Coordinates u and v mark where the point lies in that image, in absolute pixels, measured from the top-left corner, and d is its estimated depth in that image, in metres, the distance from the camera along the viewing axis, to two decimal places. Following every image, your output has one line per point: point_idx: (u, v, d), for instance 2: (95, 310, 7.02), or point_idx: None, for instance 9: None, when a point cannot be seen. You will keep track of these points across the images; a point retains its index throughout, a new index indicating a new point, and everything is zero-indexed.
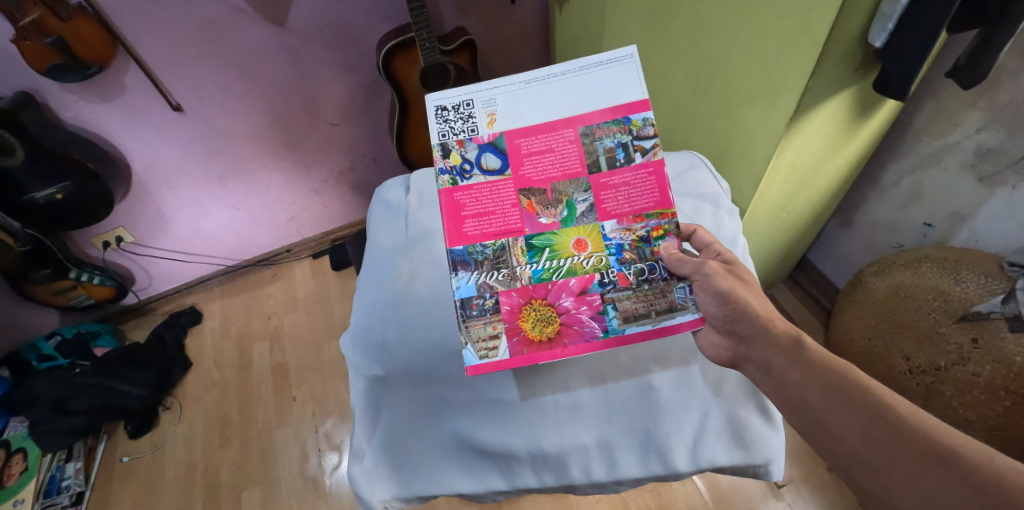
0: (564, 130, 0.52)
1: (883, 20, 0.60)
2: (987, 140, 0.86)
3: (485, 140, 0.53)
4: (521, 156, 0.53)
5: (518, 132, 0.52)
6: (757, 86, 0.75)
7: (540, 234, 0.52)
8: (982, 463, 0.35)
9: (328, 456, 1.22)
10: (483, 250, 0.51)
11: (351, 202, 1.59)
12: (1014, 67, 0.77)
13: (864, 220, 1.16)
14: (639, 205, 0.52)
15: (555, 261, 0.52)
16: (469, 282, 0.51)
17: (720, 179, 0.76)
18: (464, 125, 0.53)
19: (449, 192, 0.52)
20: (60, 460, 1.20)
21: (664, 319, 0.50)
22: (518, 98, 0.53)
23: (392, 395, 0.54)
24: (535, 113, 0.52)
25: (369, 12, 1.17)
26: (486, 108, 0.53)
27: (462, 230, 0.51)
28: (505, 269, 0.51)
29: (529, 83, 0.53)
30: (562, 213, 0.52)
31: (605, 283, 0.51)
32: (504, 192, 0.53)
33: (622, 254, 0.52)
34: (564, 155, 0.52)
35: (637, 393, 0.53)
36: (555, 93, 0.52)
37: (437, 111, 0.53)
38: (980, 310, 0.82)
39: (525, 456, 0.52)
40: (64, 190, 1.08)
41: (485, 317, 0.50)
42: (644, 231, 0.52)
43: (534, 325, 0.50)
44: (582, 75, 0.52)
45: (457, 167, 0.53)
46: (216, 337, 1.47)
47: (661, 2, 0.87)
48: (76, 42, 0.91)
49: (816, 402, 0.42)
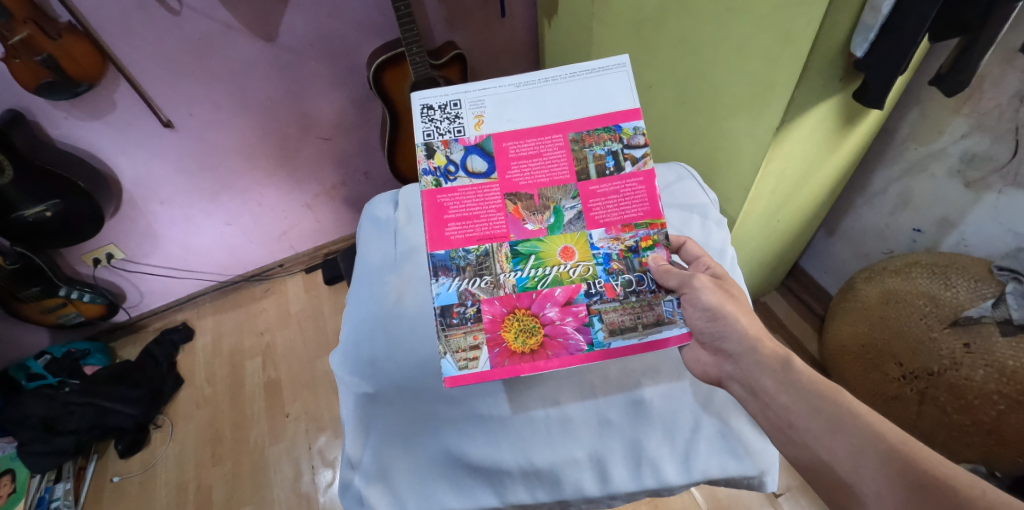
0: (553, 136, 0.53)
1: (865, 30, 0.62)
2: (972, 146, 0.87)
3: (471, 141, 0.53)
4: (508, 159, 0.53)
5: (506, 135, 0.53)
6: (743, 97, 0.76)
7: (526, 241, 0.52)
8: (974, 497, 0.34)
9: (323, 473, 1.21)
10: (465, 255, 0.51)
11: (343, 216, 1.59)
12: (996, 73, 0.79)
13: (853, 226, 1.17)
14: (628, 214, 0.52)
15: (541, 269, 0.51)
16: (450, 288, 0.50)
17: (708, 189, 0.77)
18: (450, 125, 0.53)
19: (431, 193, 0.52)
20: (48, 481, 1.14)
21: (651, 333, 0.50)
22: (507, 101, 0.53)
23: (381, 413, 0.53)
24: (524, 116, 0.53)
25: (361, 27, 1.18)
26: (474, 109, 0.53)
27: (444, 234, 0.51)
28: (488, 277, 0.51)
29: (519, 86, 0.53)
30: (549, 220, 0.52)
31: (592, 294, 0.51)
32: (490, 197, 0.52)
33: (610, 263, 0.52)
34: (552, 161, 0.53)
35: (627, 407, 0.53)
36: (544, 98, 0.53)
37: (422, 110, 0.53)
38: (970, 315, 0.83)
39: (517, 472, 0.51)
40: (52, 207, 1.08)
41: (466, 326, 0.50)
42: (632, 240, 0.52)
43: (518, 337, 0.49)
44: (573, 82, 0.53)
45: (441, 168, 0.53)
46: (208, 354, 1.46)
47: (646, 15, 0.89)
48: (66, 61, 0.91)
49: (802, 425, 0.43)
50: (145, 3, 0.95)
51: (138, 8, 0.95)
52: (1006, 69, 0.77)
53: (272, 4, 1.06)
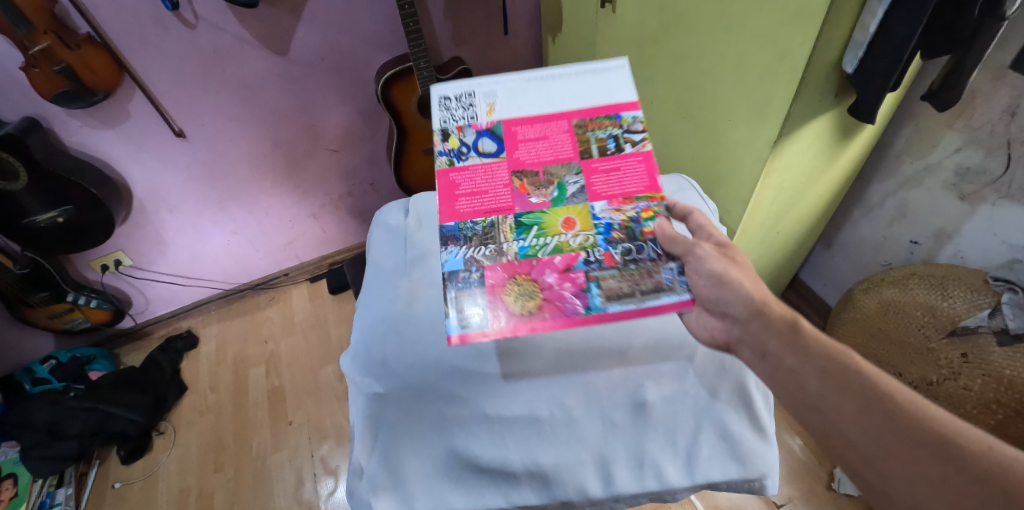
0: (559, 121, 0.56)
1: (855, 48, 0.64)
2: (966, 159, 0.89)
3: (483, 126, 0.55)
4: (517, 141, 0.55)
5: (516, 121, 0.56)
6: (742, 111, 0.79)
7: (529, 212, 0.52)
8: (981, 454, 0.34)
9: (324, 481, 1.21)
10: (472, 227, 0.51)
11: (348, 226, 1.61)
12: (987, 89, 0.81)
13: (851, 239, 1.19)
14: (628, 188, 0.53)
15: (543, 238, 0.50)
16: (457, 255, 0.50)
17: (708, 200, 0.78)
18: (465, 112, 0.56)
19: (444, 172, 0.53)
20: (50, 486, 1.14)
21: (649, 299, 0.47)
22: (517, 93, 0.57)
23: (391, 413, 0.53)
24: (533, 106, 0.56)
25: (370, 41, 1.21)
26: (487, 100, 0.57)
27: (454, 208, 0.52)
28: (492, 245, 0.50)
29: (529, 81, 0.58)
30: (553, 194, 0.52)
31: (590, 262, 0.49)
32: (498, 174, 0.54)
33: (610, 233, 0.50)
34: (557, 142, 0.55)
35: (633, 409, 0.53)
36: (552, 90, 0.57)
37: (441, 100, 0.57)
38: (968, 324, 0.84)
39: (523, 472, 0.51)
40: (65, 213, 1.10)
41: (469, 289, 0.48)
42: (633, 212, 0.51)
43: (516, 299, 0.47)
44: (579, 77, 0.57)
45: (454, 150, 0.55)
46: (212, 361, 1.46)
47: (648, 32, 0.91)
48: (84, 71, 0.94)
49: (813, 388, 0.42)
50: (163, 16, 0.98)
51: (154, 21, 0.98)
52: (997, 85, 0.80)
53: (285, 19, 1.09)
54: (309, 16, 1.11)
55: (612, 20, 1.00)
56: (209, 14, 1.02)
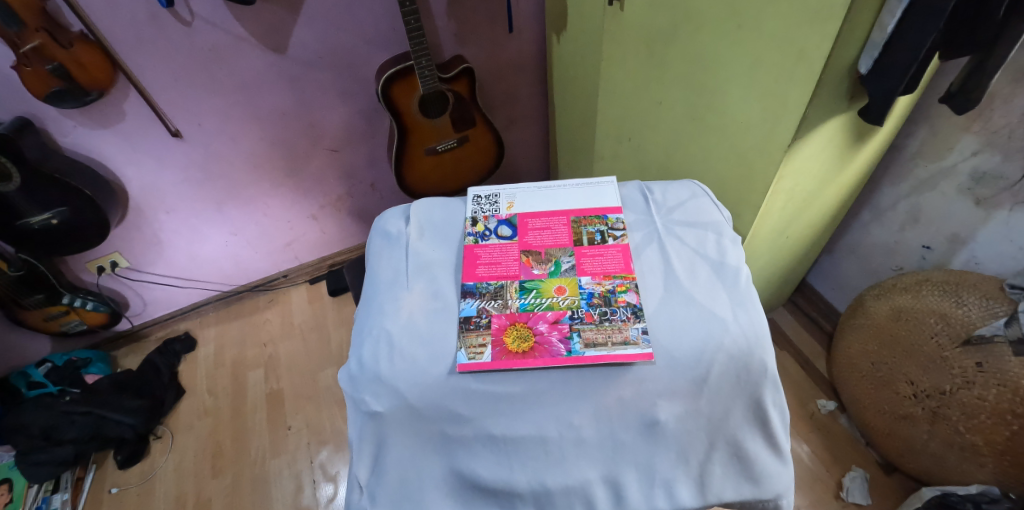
0: (560, 217, 0.68)
1: (872, 48, 0.61)
2: (982, 163, 0.87)
3: (503, 216, 0.69)
4: (527, 229, 0.67)
5: (528, 214, 0.69)
6: (757, 114, 0.76)
7: (532, 280, 0.61)
8: None
9: (323, 487, 1.19)
10: (487, 286, 0.60)
11: (349, 227, 1.59)
12: (1006, 92, 0.78)
13: (861, 243, 1.17)
14: (609, 268, 0.60)
15: (539, 298, 0.58)
16: (472, 305, 0.57)
17: (722, 207, 0.68)
18: (490, 207, 0.70)
19: (471, 247, 0.65)
20: (46, 491, 1.14)
21: (617, 349, 0.51)
22: (529, 195, 0.72)
23: (390, 433, 0.49)
24: (543, 204, 0.70)
25: (370, 39, 1.18)
26: (507, 199, 0.72)
27: (474, 272, 0.61)
28: (500, 300, 0.58)
29: (539, 188, 0.73)
30: (550, 268, 0.62)
31: (574, 318, 0.56)
32: (510, 251, 0.64)
33: (592, 299, 0.58)
34: (557, 232, 0.66)
35: (644, 430, 0.48)
36: (556, 195, 0.72)
37: (474, 198, 0.72)
38: (983, 333, 0.82)
39: (529, 494, 0.48)
40: (58, 214, 1.07)
41: (478, 329, 0.54)
42: (610, 285, 0.58)
43: (515, 339, 0.54)
44: (577, 188, 0.72)
45: (480, 232, 0.67)
46: (210, 365, 1.44)
47: (657, 31, 0.89)
48: (76, 69, 0.91)
49: None
50: (157, 14, 0.96)
51: (149, 19, 0.96)
52: (1016, 87, 0.77)
53: (282, 16, 1.07)
54: (307, 13, 1.08)
55: (620, 18, 0.96)
56: (205, 11, 0.99)
